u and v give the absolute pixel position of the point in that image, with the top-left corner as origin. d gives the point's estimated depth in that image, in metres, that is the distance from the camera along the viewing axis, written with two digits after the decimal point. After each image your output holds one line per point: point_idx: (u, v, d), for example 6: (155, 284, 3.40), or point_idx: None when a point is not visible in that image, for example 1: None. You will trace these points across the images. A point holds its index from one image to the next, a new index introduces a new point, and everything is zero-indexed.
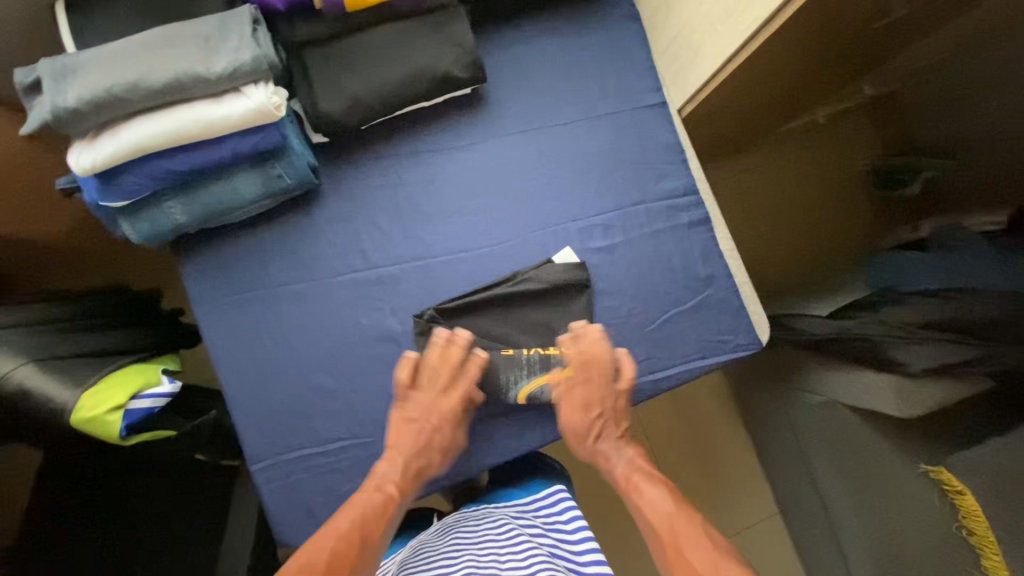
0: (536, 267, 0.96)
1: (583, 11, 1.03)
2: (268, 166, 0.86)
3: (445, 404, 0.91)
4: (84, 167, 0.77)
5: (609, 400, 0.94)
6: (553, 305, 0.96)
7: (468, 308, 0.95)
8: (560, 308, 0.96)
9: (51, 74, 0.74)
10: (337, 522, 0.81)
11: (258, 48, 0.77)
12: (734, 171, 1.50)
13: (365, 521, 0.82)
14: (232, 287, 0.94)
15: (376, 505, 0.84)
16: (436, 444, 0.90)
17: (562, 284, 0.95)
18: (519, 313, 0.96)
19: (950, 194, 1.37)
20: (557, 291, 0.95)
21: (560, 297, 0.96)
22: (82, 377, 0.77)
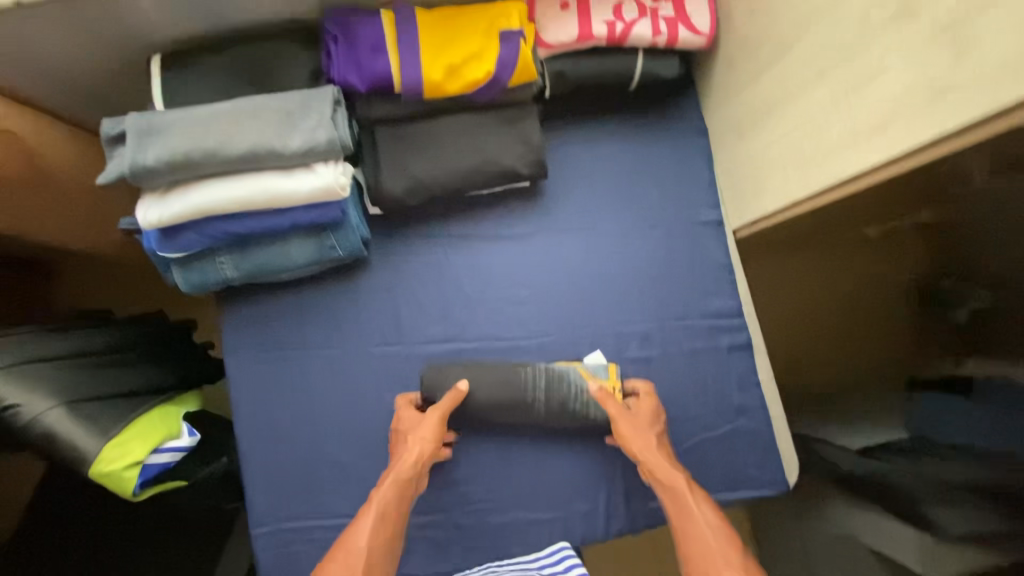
0: (555, 377, 0.90)
1: (654, 118, 1.02)
2: (323, 236, 0.87)
3: (420, 422, 0.86)
4: (150, 222, 0.79)
5: (646, 419, 0.87)
6: (576, 422, 0.91)
7: (495, 411, 0.90)
8: (581, 421, 0.91)
9: (137, 129, 0.77)
10: (332, 554, 0.75)
11: (335, 130, 0.79)
12: (771, 279, 1.43)
13: (359, 542, 0.76)
14: (267, 343, 0.94)
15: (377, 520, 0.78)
16: (425, 460, 0.84)
17: (574, 395, 0.90)
18: (537, 419, 0.91)
19: (997, 330, 1.27)
20: (576, 405, 0.90)
21: (577, 413, 0.90)
22: (107, 426, 0.78)
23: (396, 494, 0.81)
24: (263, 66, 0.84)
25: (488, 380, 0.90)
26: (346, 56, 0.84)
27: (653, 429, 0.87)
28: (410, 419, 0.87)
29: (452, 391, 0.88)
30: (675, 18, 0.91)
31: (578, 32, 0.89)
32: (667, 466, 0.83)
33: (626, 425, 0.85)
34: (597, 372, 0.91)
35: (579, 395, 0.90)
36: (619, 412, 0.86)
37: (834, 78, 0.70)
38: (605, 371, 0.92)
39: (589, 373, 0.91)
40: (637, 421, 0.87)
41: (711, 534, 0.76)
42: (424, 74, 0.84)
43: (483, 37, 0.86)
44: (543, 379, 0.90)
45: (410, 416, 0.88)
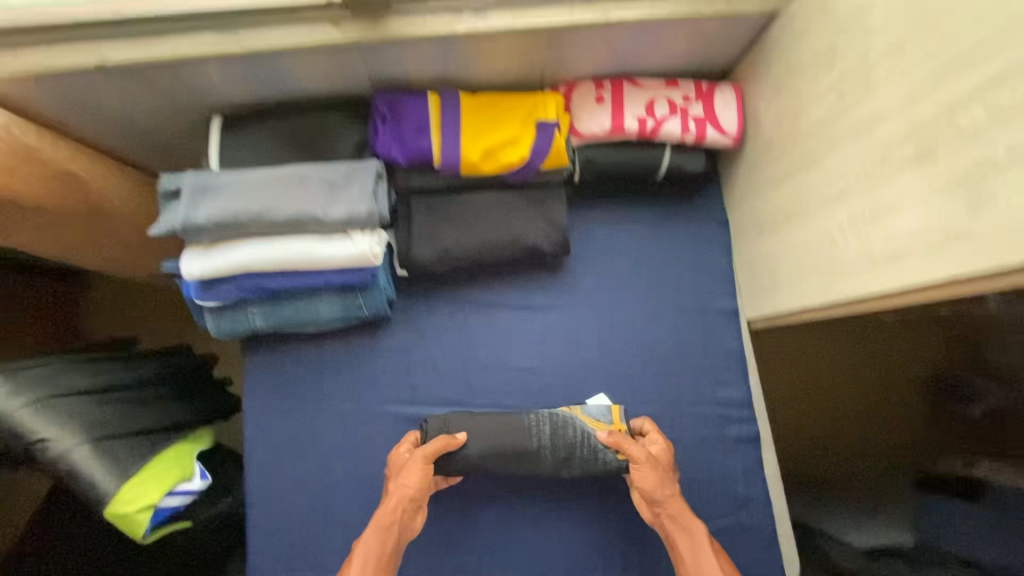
0: (559, 424, 0.88)
1: (678, 205, 1.06)
2: (351, 296, 0.91)
3: (405, 466, 0.85)
4: (193, 273, 0.83)
5: (663, 467, 0.85)
6: (584, 473, 0.89)
7: (495, 461, 0.88)
8: (588, 468, 0.88)
9: (192, 187, 0.83)
10: None
11: (374, 203, 0.84)
12: (780, 362, 1.40)
13: None
14: (285, 391, 0.98)
15: (362, 570, 0.79)
16: (405, 504, 0.84)
17: (579, 444, 0.87)
18: (546, 468, 0.88)
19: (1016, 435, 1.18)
20: (585, 452, 0.87)
21: (584, 462, 0.87)
22: (126, 466, 0.81)
23: (378, 540, 0.81)
24: (313, 134, 0.90)
25: (493, 423, 0.89)
26: (392, 133, 0.89)
27: (670, 476, 0.86)
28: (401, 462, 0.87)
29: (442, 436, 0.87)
30: (704, 118, 0.95)
31: (611, 124, 0.94)
32: (682, 512, 0.84)
33: (653, 468, 0.84)
34: (602, 418, 0.89)
35: (586, 441, 0.87)
36: (643, 454, 0.84)
37: (852, 202, 0.73)
38: (607, 415, 0.90)
39: (595, 420, 0.89)
40: (659, 464, 0.85)
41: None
42: (463, 154, 0.89)
43: (522, 124, 0.91)
44: (548, 426, 0.88)
45: (402, 457, 0.88)
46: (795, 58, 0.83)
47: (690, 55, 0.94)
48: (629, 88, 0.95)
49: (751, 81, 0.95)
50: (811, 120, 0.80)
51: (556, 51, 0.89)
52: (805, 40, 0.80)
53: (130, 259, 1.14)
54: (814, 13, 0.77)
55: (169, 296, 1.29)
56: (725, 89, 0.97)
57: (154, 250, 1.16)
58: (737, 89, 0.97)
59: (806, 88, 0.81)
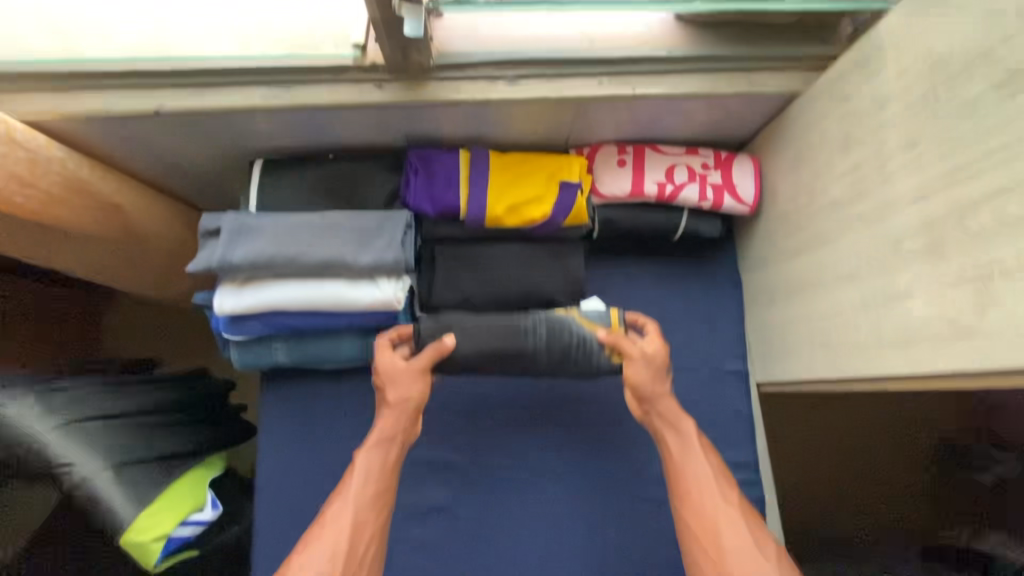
0: (555, 327, 0.88)
1: (693, 264, 1.09)
2: (372, 337, 0.94)
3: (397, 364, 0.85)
4: (224, 309, 0.87)
5: (655, 372, 0.85)
6: (578, 373, 0.90)
7: (486, 360, 0.88)
8: (584, 369, 0.89)
9: (231, 228, 0.87)
10: (317, 526, 0.76)
11: (402, 252, 0.87)
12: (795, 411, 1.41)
13: (339, 513, 0.76)
14: (300, 425, 1.00)
15: (363, 481, 0.79)
16: (404, 407, 0.84)
17: (575, 346, 0.88)
18: (540, 367, 0.89)
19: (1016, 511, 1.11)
20: (581, 352, 0.88)
21: (578, 363, 0.89)
22: (144, 494, 0.83)
23: (380, 446, 0.82)
24: (350, 183, 0.95)
25: (489, 322, 0.88)
26: (423, 185, 0.94)
27: (665, 378, 0.86)
28: (387, 366, 0.84)
29: (435, 347, 0.85)
30: (723, 185, 0.99)
31: (631, 188, 0.98)
32: (675, 412, 0.84)
33: (643, 366, 0.85)
34: (599, 320, 0.89)
35: (582, 343, 0.88)
36: (643, 352, 0.85)
37: (865, 283, 0.75)
38: (606, 317, 0.90)
39: (591, 322, 0.89)
40: (655, 365, 0.85)
41: (712, 482, 0.78)
42: (489, 210, 0.94)
43: (546, 183, 0.95)
44: (543, 329, 0.87)
45: (387, 360, 0.85)
46: (812, 139, 0.87)
47: (710, 125, 0.99)
48: (651, 154, 1.00)
49: (768, 154, 0.99)
50: (826, 199, 0.83)
51: (584, 117, 0.94)
52: (823, 124, 0.84)
53: (161, 282, 1.18)
54: (831, 101, 0.82)
55: (193, 320, 1.33)
56: (744, 159, 1.01)
57: (185, 276, 1.21)
58: (755, 160, 1.01)
59: (820, 169, 0.85)
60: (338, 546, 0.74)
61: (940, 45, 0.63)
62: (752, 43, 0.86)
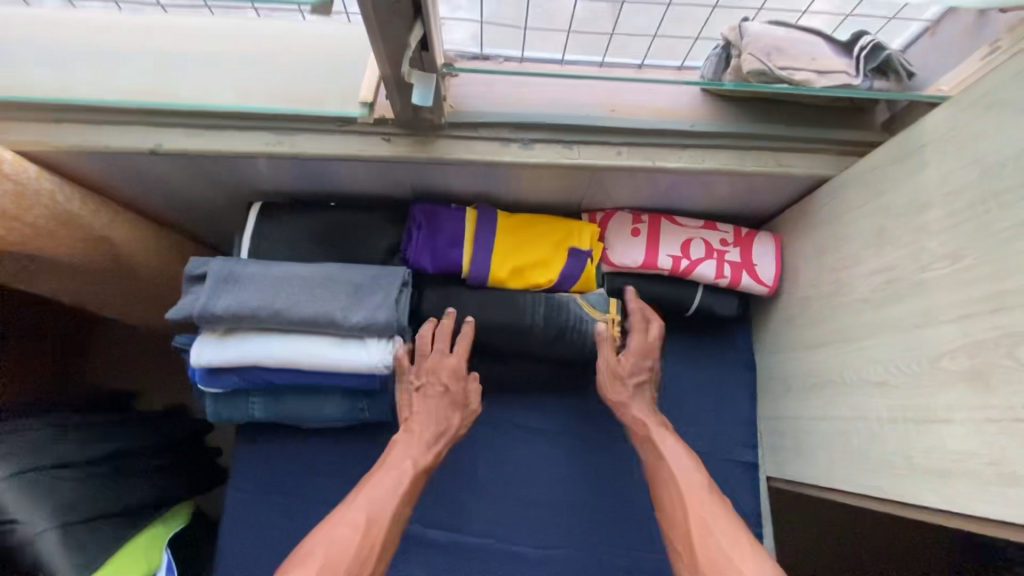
0: (554, 307, 0.89)
1: (706, 342, 1.02)
2: (356, 399, 0.88)
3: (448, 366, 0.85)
4: (202, 360, 0.82)
5: (637, 365, 0.87)
6: (571, 355, 0.91)
7: (482, 335, 0.89)
8: (575, 351, 0.91)
9: (218, 274, 0.82)
10: (349, 507, 0.71)
11: (395, 313, 0.82)
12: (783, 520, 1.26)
13: (376, 504, 0.72)
14: (273, 485, 0.93)
15: (400, 474, 0.76)
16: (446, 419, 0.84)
17: (572, 327, 0.89)
18: (534, 349, 0.90)
19: None
20: (576, 334, 0.89)
21: (573, 345, 0.90)
22: (92, 556, 0.77)
23: (422, 448, 0.80)
24: (349, 234, 0.91)
25: (490, 300, 0.90)
26: (425, 242, 0.89)
27: (631, 380, 0.86)
28: (463, 364, 0.86)
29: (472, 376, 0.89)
30: (741, 264, 0.93)
31: (643, 259, 0.92)
32: (638, 412, 0.85)
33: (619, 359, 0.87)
34: (599, 306, 0.90)
35: (580, 325, 0.89)
36: (609, 357, 0.87)
37: (897, 396, 0.68)
38: (605, 304, 0.91)
39: (592, 307, 0.90)
40: (614, 372, 0.86)
41: (682, 470, 0.75)
42: (492, 271, 0.90)
43: (554, 248, 0.91)
44: (542, 307, 0.89)
45: (461, 358, 0.86)
46: (842, 228, 0.81)
47: (732, 201, 0.94)
48: (666, 225, 0.95)
49: (792, 234, 0.94)
50: (854, 295, 0.77)
51: (599, 184, 0.89)
52: (855, 213, 0.79)
53: (149, 313, 1.14)
54: (866, 192, 0.76)
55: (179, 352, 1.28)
56: (765, 238, 0.95)
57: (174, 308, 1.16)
58: (777, 239, 0.95)
59: (849, 261, 0.79)
60: (372, 537, 0.69)
61: (993, 152, 0.58)
62: (780, 123, 0.82)
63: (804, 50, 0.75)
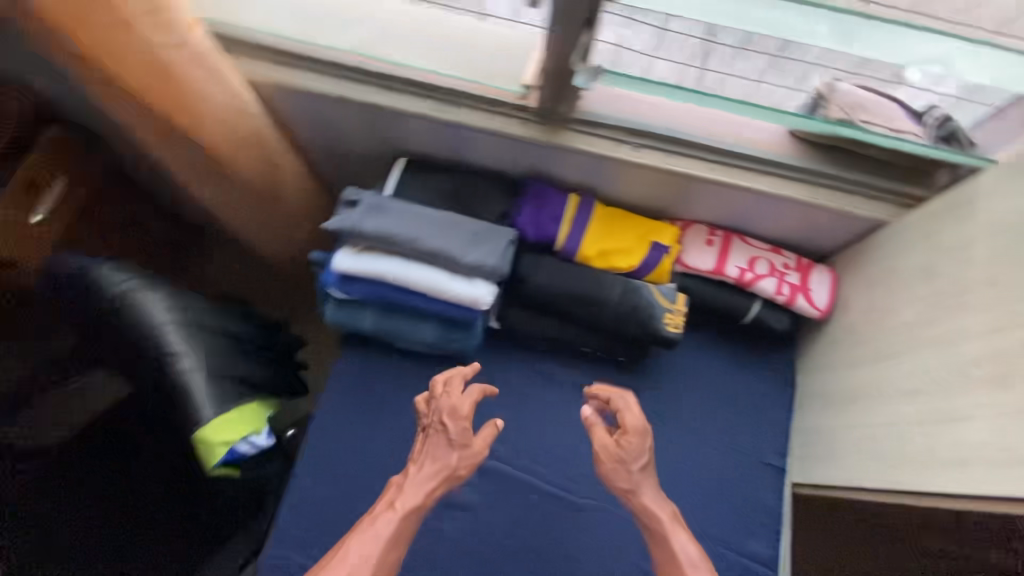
0: (631, 288, 1.03)
1: (754, 354, 1.13)
2: (450, 328, 1.05)
3: (456, 408, 0.86)
4: (339, 267, 1.00)
5: (638, 447, 0.84)
6: (636, 334, 1.04)
7: (564, 300, 1.04)
8: (641, 331, 1.04)
9: (368, 202, 1.02)
10: (338, 551, 0.72)
11: (501, 261, 0.99)
12: None
13: (364, 550, 0.72)
14: (361, 391, 1.09)
15: (390, 520, 0.76)
16: (447, 460, 0.83)
17: (643, 308, 1.03)
18: (605, 321, 1.04)
19: None
20: (646, 315, 1.03)
21: (640, 324, 1.03)
22: (222, 401, 0.92)
23: (416, 495, 0.79)
24: (470, 196, 1.10)
25: (574, 272, 1.05)
26: (532, 213, 1.07)
27: (634, 466, 0.82)
28: (467, 406, 0.86)
29: (489, 423, 0.87)
30: (798, 287, 1.07)
31: (713, 265, 1.07)
32: (648, 503, 0.82)
33: (626, 440, 0.84)
34: (668, 296, 1.04)
35: (650, 307, 1.03)
36: (604, 441, 0.84)
37: (928, 403, 0.79)
38: (674, 297, 1.04)
39: (662, 296, 1.04)
40: (619, 459, 0.83)
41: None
42: (583, 249, 1.06)
43: (638, 240, 1.06)
44: (620, 286, 1.03)
45: (468, 400, 0.87)
46: (897, 264, 0.94)
47: (799, 231, 1.08)
48: (738, 242, 1.09)
49: (848, 270, 1.06)
50: (900, 320, 0.89)
51: (687, 194, 1.05)
52: (908, 252, 0.92)
53: (278, 241, 1.35)
54: (922, 234, 0.89)
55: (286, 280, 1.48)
56: (823, 269, 1.08)
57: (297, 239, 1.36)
58: (834, 272, 1.08)
59: (900, 291, 0.92)
60: None
61: None
62: (853, 170, 0.97)
63: (884, 112, 0.91)
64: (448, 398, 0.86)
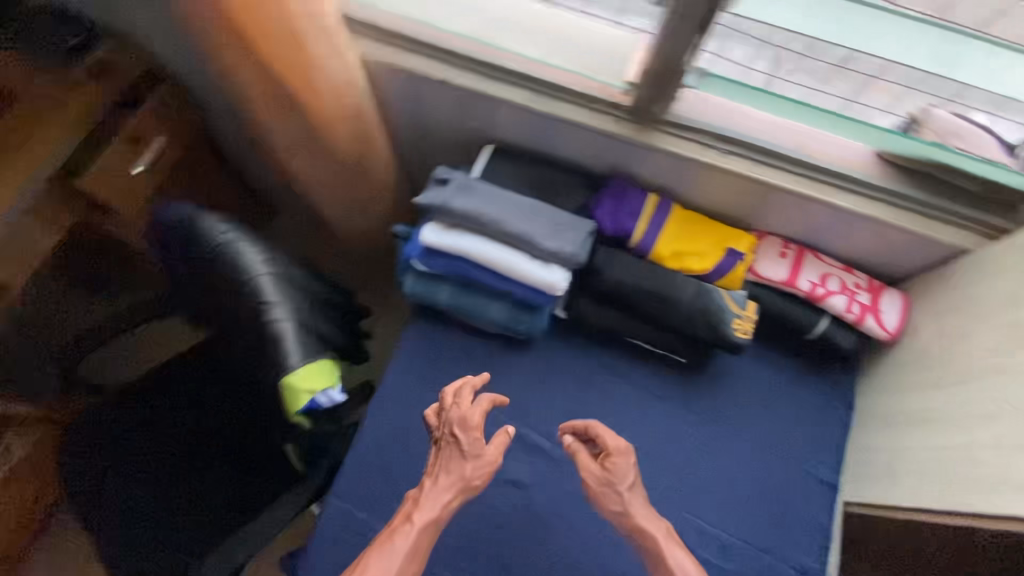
0: (703, 291, 1.05)
1: (815, 370, 1.14)
2: (520, 310, 1.09)
3: (466, 419, 0.88)
4: (425, 239, 1.05)
5: (620, 469, 0.86)
6: (702, 336, 1.06)
7: (634, 295, 1.07)
8: (707, 333, 1.06)
9: (459, 182, 1.07)
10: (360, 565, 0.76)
11: (579, 250, 1.02)
12: None
13: (385, 563, 0.76)
14: (428, 362, 1.13)
15: (408, 535, 0.79)
16: (459, 469, 0.86)
17: (712, 311, 1.05)
18: (674, 320, 1.06)
19: None
20: (715, 319, 1.04)
21: (708, 327, 1.05)
22: (308, 351, 0.97)
23: (432, 509, 0.82)
24: (552, 187, 1.14)
25: (647, 269, 1.07)
26: (611, 208, 1.10)
27: (622, 487, 0.85)
28: (477, 416, 0.88)
29: (500, 431, 0.90)
30: (868, 307, 1.08)
31: (785, 277, 1.09)
32: (642, 520, 0.84)
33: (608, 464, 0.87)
34: (738, 303, 1.06)
35: (720, 311, 1.04)
36: (591, 468, 0.87)
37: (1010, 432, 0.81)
38: (744, 304, 1.06)
39: (733, 302, 1.05)
40: (607, 481, 0.86)
41: None
42: (657, 248, 1.09)
43: (713, 245, 1.09)
44: (692, 288, 1.05)
45: (477, 411, 0.89)
46: (979, 293, 0.95)
47: (874, 253, 1.09)
48: (811, 257, 1.11)
49: (921, 295, 1.07)
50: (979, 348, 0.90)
51: (765, 205, 1.08)
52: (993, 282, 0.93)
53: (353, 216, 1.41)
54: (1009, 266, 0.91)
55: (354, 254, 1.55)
56: (895, 292, 1.09)
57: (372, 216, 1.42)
58: (906, 296, 1.09)
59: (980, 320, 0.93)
60: None
61: None
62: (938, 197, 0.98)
63: (979, 142, 0.91)
64: (457, 410, 0.89)
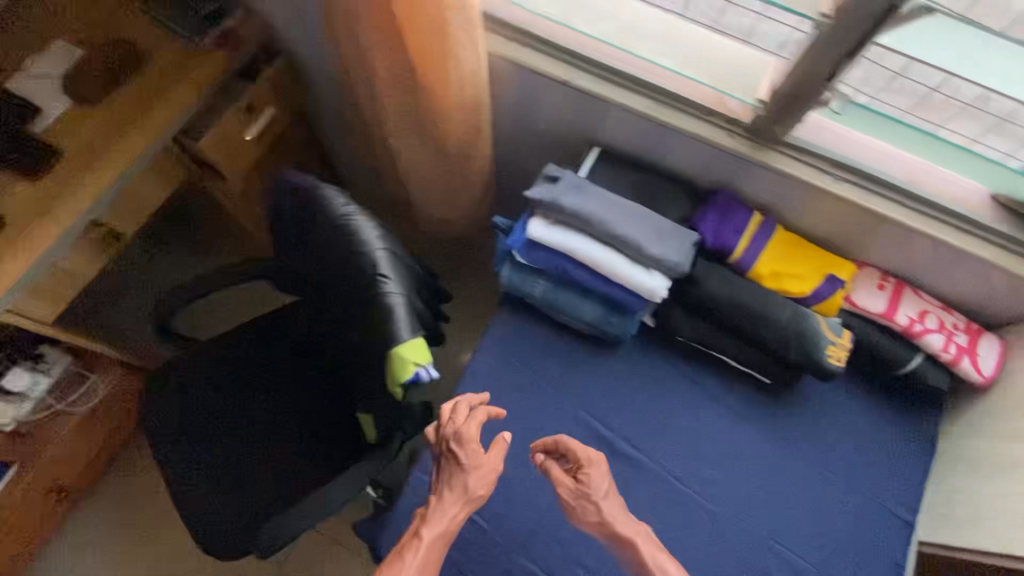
0: (800, 313, 1.06)
1: (899, 405, 1.13)
2: (613, 312, 1.11)
3: (462, 435, 0.88)
4: (531, 233, 1.07)
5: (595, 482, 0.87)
6: (794, 358, 1.07)
7: (730, 310, 1.07)
8: (800, 356, 1.06)
9: (569, 181, 1.09)
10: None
11: (684, 259, 1.04)
12: None
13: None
14: (512, 352, 1.15)
15: (418, 550, 0.81)
16: (461, 479, 0.87)
17: (808, 334, 1.05)
18: (766, 340, 1.07)
19: None
20: (811, 342, 1.05)
21: (801, 349, 1.06)
22: (415, 327, 0.98)
23: (441, 522, 0.83)
24: (654, 195, 1.16)
25: (745, 285, 1.08)
26: (713, 222, 1.12)
27: (598, 498, 0.86)
28: (474, 430, 0.88)
29: (498, 440, 0.90)
30: (965, 349, 1.07)
31: (882, 309, 1.09)
32: (621, 528, 0.85)
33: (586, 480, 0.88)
34: (834, 330, 1.06)
35: (817, 335, 1.05)
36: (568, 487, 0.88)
37: None
38: (839, 331, 1.07)
39: (829, 328, 1.06)
40: (582, 494, 0.87)
41: None
42: (756, 266, 1.10)
43: (813, 270, 1.10)
44: (790, 309, 1.06)
45: (473, 424, 0.89)
46: None
47: (976, 295, 1.08)
48: (909, 292, 1.11)
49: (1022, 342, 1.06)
50: None
51: (871, 235, 1.08)
52: None
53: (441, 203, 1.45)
54: None
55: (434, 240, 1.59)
56: (991, 337, 1.08)
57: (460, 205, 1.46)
58: (1003, 342, 1.08)
59: None
60: None
61: None
62: None
63: None
64: (454, 426, 0.89)
